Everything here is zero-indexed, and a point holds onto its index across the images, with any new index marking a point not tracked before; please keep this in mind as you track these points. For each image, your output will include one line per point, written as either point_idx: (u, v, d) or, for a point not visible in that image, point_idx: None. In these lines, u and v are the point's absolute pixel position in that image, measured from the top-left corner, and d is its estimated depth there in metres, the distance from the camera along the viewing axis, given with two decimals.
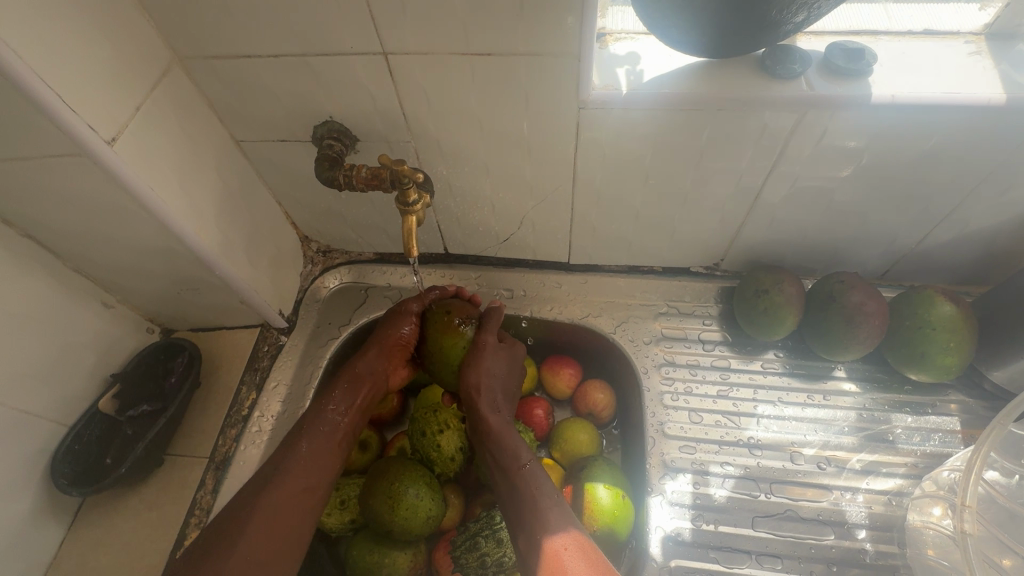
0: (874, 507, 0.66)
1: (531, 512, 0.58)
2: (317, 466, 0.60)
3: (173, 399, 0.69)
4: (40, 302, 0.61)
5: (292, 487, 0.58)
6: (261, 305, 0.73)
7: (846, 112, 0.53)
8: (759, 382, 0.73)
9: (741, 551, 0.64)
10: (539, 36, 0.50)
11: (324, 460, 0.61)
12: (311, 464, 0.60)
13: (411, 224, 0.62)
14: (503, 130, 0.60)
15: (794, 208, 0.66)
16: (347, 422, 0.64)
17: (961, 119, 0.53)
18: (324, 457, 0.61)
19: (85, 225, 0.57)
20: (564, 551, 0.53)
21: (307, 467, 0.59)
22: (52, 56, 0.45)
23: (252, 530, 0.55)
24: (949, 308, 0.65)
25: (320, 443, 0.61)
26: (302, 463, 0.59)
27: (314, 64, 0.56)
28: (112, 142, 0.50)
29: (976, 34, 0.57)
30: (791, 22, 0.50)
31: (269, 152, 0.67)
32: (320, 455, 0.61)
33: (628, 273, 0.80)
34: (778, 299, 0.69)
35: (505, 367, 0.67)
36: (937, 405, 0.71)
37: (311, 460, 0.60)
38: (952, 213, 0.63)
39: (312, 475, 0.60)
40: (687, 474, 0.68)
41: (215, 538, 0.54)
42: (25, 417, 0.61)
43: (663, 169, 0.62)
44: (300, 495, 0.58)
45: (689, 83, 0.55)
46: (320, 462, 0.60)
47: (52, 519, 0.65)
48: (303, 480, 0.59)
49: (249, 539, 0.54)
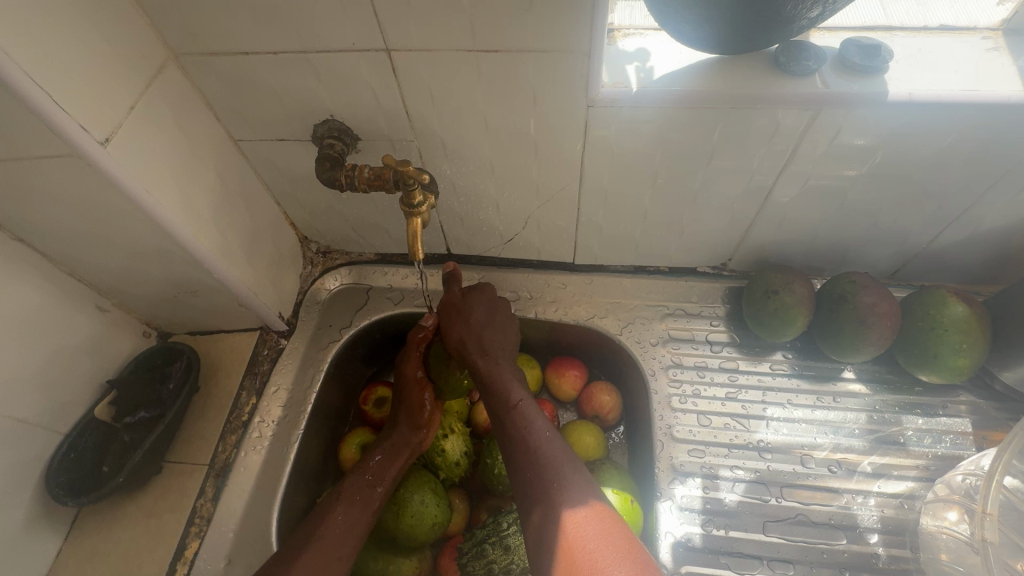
0: (886, 510, 0.65)
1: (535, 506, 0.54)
2: (350, 534, 0.58)
3: (171, 404, 0.68)
4: (34, 307, 0.60)
5: (329, 550, 0.56)
6: (260, 308, 0.71)
7: (861, 109, 0.52)
8: (768, 384, 0.72)
9: (752, 556, 0.63)
10: (549, 31, 0.49)
11: (358, 527, 0.58)
12: (347, 532, 0.58)
13: (417, 226, 0.61)
14: (510, 129, 0.59)
15: (805, 208, 0.65)
16: (383, 490, 0.62)
17: (980, 117, 0.51)
18: (357, 523, 0.59)
19: (79, 228, 0.56)
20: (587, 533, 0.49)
21: (342, 535, 0.57)
22: (42, 55, 0.43)
23: None
24: (962, 309, 0.64)
25: (355, 509, 0.59)
26: (337, 529, 0.58)
27: (315, 61, 0.54)
28: (106, 143, 0.49)
29: (992, 29, 0.55)
30: (806, 16, 0.49)
31: (268, 152, 0.66)
32: (355, 523, 0.59)
33: (634, 273, 0.79)
34: (788, 300, 0.68)
35: (473, 338, 0.63)
36: (948, 407, 0.70)
37: (343, 530, 0.58)
38: (966, 212, 0.62)
39: (346, 542, 0.57)
40: (697, 478, 0.67)
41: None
42: (19, 425, 0.59)
43: (672, 168, 0.61)
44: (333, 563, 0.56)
45: (702, 81, 0.53)
46: (354, 528, 0.58)
47: (48, 529, 0.63)
48: (337, 550, 0.56)
49: None
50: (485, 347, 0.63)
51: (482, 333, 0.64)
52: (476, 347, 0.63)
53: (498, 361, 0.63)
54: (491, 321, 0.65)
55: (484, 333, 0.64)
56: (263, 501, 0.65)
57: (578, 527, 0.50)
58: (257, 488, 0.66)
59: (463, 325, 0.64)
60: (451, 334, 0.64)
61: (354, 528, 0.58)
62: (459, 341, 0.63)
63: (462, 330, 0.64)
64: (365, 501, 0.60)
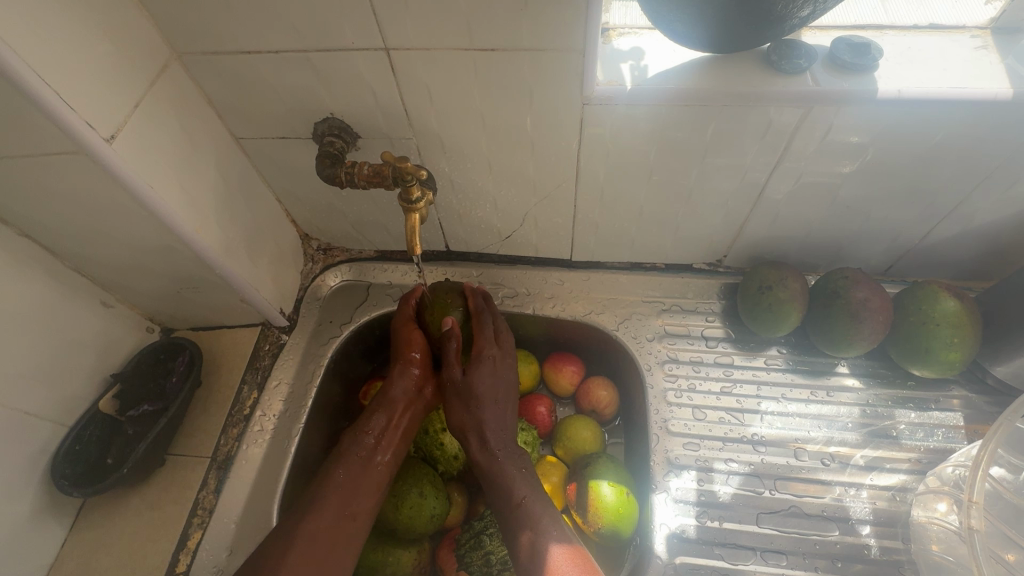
0: (878, 503, 0.66)
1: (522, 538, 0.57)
2: (357, 492, 0.60)
3: (173, 398, 0.69)
4: (39, 301, 0.61)
5: (333, 513, 0.58)
6: (262, 304, 0.73)
7: (851, 107, 0.53)
8: (762, 379, 0.73)
9: (746, 547, 0.64)
10: (544, 30, 0.50)
11: (362, 485, 0.61)
12: (352, 489, 0.60)
13: (415, 222, 0.62)
14: (507, 127, 0.60)
15: (798, 204, 0.65)
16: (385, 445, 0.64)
17: (969, 114, 0.52)
18: (361, 481, 0.61)
19: (84, 224, 0.57)
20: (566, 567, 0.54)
21: (353, 489, 0.60)
22: (50, 55, 0.44)
23: (296, 551, 0.55)
24: (953, 304, 0.65)
25: (356, 469, 0.61)
26: (345, 484, 0.60)
27: (315, 59, 0.55)
28: (111, 140, 0.50)
29: (981, 28, 0.56)
30: (796, 16, 0.50)
31: (270, 149, 0.67)
32: (360, 484, 0.61)
33: (631, 270, 0.80)
34: (782, 295, 0.69)
35: (490, 386, 0.64)
36: (940, 401, 0.71)
37: (351, 484, 0.60)
38: (956, 209, 0.63)
39: (353, 501, 0.59)
40: (691, 471, 0.68)
41: (265, 555, 0.55)
42: (25, 418, 0.61)
43: (667, 165, 0.62)
44: (340, 523, 0.58)
45: (695, 79, 0.54)
46: (364, 482, 0.61)
47: (53, 520, 0.64)
48: (347, 501, 0.59)
49: (293, 557, 0.54)
50: (495, 399, 0.64)
51: (493, 380, 0.64)
52: (490, 397, 0.64)
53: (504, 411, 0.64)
54: (502, 366, 0.66)
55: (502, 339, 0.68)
56: (264, 493, 0.67)
57: (558, 560, 0.54)
58: (259, 480, 0.67)
59: (486, 371, 0.64)
60: (470, 382, 0.64)
61: (364, 482, 0.61)
62: (481, 386, 0.63)
63: (485, 377, 0.64)
64: (370, 459, 0.62)
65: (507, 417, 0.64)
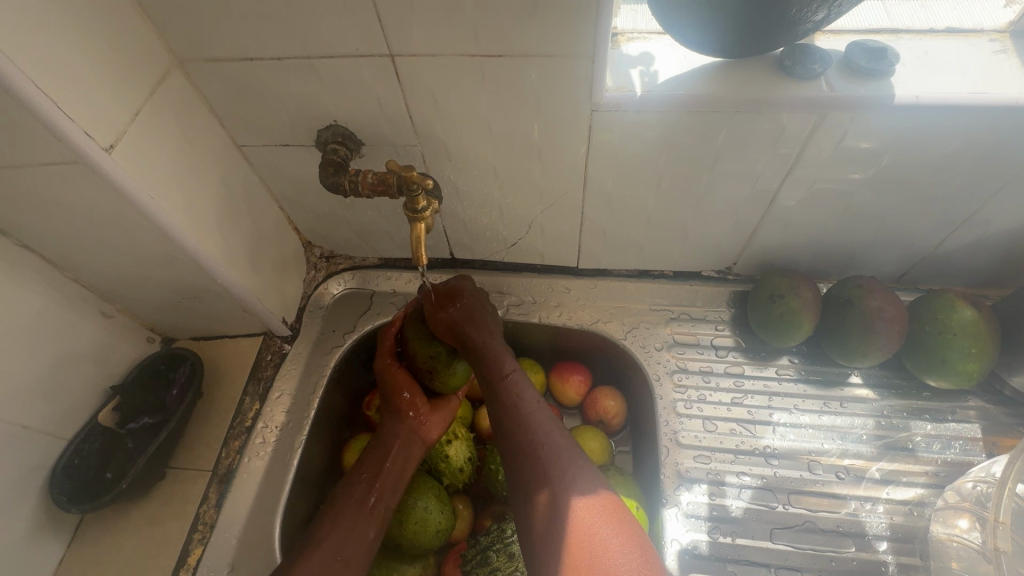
0: (895, 517, 0.64)
1: (537, 493, 0.52)
2: (349, 537, 0.56)
3: (174, 411, 0.68)
4: (38, 312, 0.60)
5: (329, 559, 0.54)
6: (264, 314, 0.71)
7: (867, 113, 0.52)
8: (774, 389, 0.72)
9: (759, 564, 0.62)
10: (552, 36, 0.49)
11: (356, 530, 0.57)
12: (344, 535, 0.56)
13: (420, 232, 0.60)
14: (514, 134, 0.58)
15: (810, 212, 0.64)
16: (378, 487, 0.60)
17: (989, 120, 0.51)
18: (354, 525, 0.57)
19: (83, 234, 0.56)
20: (595, 519, 0.48)
21: (344, 533, 0.56)
22: (47, 63, 0.43)
23: None
24: (970, 313, 0.63)
25: (347, 514, 0.58)
26: (337, 532, 0.56)
27: (319, 66, 0.54)
28: (111, 149, 0.49)
29: (1000, 31, 0.55)
30: (811, 20, 0.48)
31: (272, 157, 0.66)
32: (354, 529, 0.57)
33: (639, 278, 0.78)
34: (794, 305, 0.67)
35: (470, 299, 0.62)
36: (957, 412, 0.69)
37: (342, 530, 0.56)
38: (973, 216, 0.62)
39: (345, 545, 0.56)
40: (702, 484, 0.67)
41: None
42: (22, 431, 0.59)
43: (677, 172, 0.61)
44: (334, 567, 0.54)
45: (706, 85, 0.53)
46: (355, 528, 0.57)
47: (52, 536, 0.63)
48: (338, 550, 0.55)
49: None
50: (474, 316, 0.61)
51: (473, 298, 0.62)
52: (471, 305, 0.61)
53: (487, 320, 0.62)
54: (481, 293, 0.65)
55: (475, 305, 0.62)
56: (266, 507, 0.65)
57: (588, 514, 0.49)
58: (260, 495, 0.66)
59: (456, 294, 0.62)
60: (448, 298, 0.61)
61: (356, 527, 0.57)
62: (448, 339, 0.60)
63: (464, 293, 0.62)
64: (363, 501, 0.59)
65: (491, 327, 0.63)
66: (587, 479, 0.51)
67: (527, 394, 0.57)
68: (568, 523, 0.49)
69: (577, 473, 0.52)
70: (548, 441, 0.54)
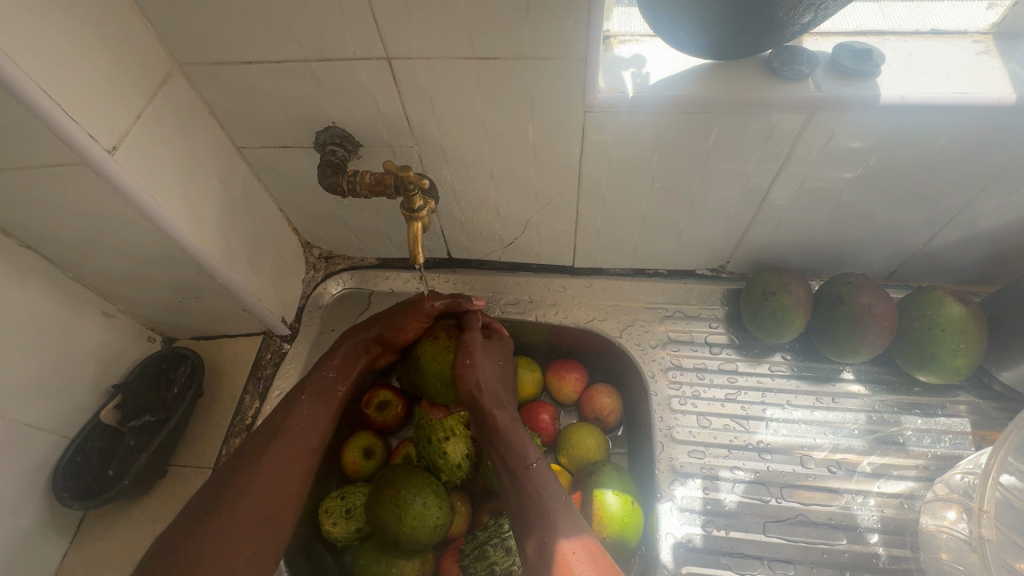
0: (886, 510, 0.65)
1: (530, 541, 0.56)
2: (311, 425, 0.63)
3: (175, 409, 0.68)
4: (41, 312, 0.61)
5: (296, 446, 0.62)
6: (263, 314, 0.72)
7: (854, 113, 0.53)
8: (767, 385, 0.73)
9: (753, 557, 0.63)
10: (545, 38, 0.50)
11: (317, 425, 0.64)
12: (307, 426, 0.63)
13: (417, 231, 0.61)
14: (508, 134, 0.60)
15: (801, 210, 0.65)
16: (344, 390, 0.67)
17: (972, 119, 0.52)
18: (319, 417, 0.64)
19: (86, 235, 0.57)
20: (572, 560, 0.52)
21: (308, 428, 0.63)
22: (52, 69, 0.44)
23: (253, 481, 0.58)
24: (958, 309, 0.64)
25: (320, 409, 0.65)
26: (303, 423, 0.63)
27: (317, 69, 0.55)
28: (113, 151, 0.50)
29: (983, 33, 0.56)
30: (798, 23, 0.50)
31: (272, 159, 0.67)
32: (316, 418, 0.64)
33: (633, 276, 0.79)
34: (785, 301, 0.69)
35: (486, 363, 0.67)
36: (947, 407, 0.70)
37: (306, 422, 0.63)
38: (960, 214, 0.63)
39: (306, 434, 0.63)
40: (697, 479, 0.68)
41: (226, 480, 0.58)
42: (26, 430, 0.60)
43: (669, 171, 0.62)
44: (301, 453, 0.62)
45: (696, 86, 0.54)
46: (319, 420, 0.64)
47: (55, 533, 0.64)
48: (304, 441, 0.62)
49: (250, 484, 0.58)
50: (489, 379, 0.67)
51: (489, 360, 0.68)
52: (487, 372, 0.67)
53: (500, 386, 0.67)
54: (495, 349, 0.69)
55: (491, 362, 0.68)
56: None
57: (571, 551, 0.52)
58: None
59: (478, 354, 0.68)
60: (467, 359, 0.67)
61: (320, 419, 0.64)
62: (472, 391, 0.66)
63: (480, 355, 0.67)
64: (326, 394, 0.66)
65: (503, 391, 0.67)
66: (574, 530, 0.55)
67: (548, 479, 0.59)
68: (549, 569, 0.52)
69: (562, 521, 0.55)
70: (551, 506, 0.57)
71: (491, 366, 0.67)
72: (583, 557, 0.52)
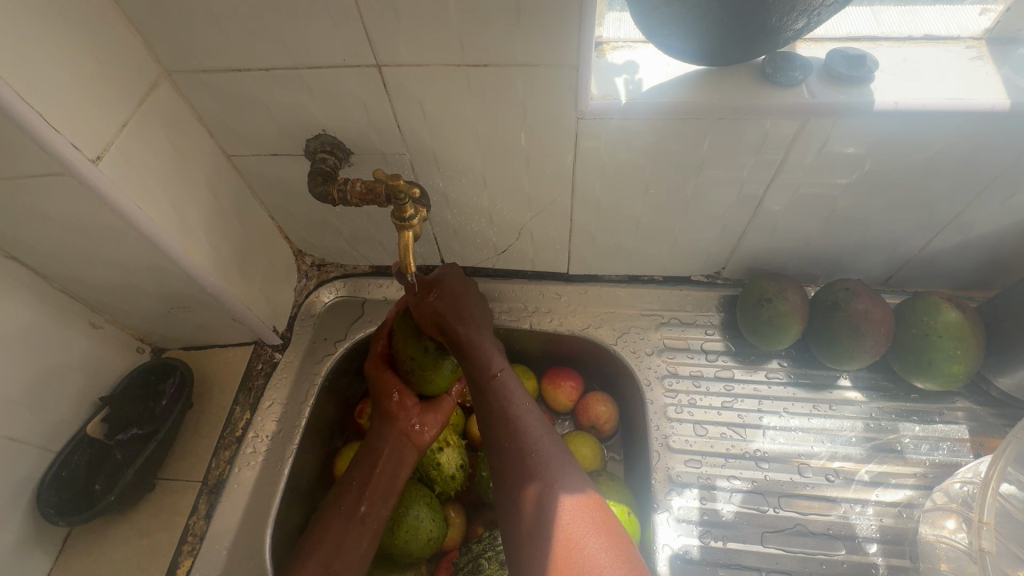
0: (885, 520, 0.64)
1: (525, 483, 0.53)
2: (341, 549, 0.56)
3: (164, 421, 0.67)
4: (26, 324, 0.60)
5: (321, 570, 0.55)
6: (254, 324, 0.71)
7: (847, 119, 0.52)
8: (764, 393, 0.72)
9: (751, 568, 0.62)
10: (537, 45, 0.49)
11: (346, 541, 0.57)
12: (334, 551, 0.56)
13: (408, 240, 0.60)
14: (500, 141, 0.59)
15: (796, 216, 0.65)
16: (369, 499, 0.60)
17: (970, 124, 0.52)
18: (347, 538, 0.57)
19: (71, 246, 0.56)
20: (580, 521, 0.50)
21: (334, 552, 0.56)
22: (33, 79, 0.43)
23: None
24: (955, 314, 0.64)
25: (336, 528, 0.58)
26: (327, 547, 0.57)
27: (307, 76, 0.54)
28: (97, 161, 0.49)
29: (976, 39, 0.56)
30: (791, 29, 0.49)
31: (261, 167, 0.66)
32: (344, 541, 0.57)
33: (628, 283, 0.79)
34: (782, 308, 0.68)
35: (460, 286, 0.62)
36: (944, 413, 0.70)
37: (333, 544, 0.57)
38: (956, 219, 0.62)
39: (337, 558, 0.56)
40: (693, 489, 0.67)
41: None
42: (10, 444, 0.59)
43: (663, 178, 0.61)
44: None
45: (689, 93, 0.54)
46: (346, 538, 0.57)
47: (39, 549, 0.62)
48: (333, 561, 0.56)
49: None
50: (460, 303, 0.60)
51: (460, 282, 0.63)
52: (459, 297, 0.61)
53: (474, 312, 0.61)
54: (462, 269, 0.65)
55: (458, 293, 0.61)
56: (257, 518, 0.65)
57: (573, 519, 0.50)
58: (250, 505, 0.66)
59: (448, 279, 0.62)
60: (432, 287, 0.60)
61: (347, 535, 0.57)
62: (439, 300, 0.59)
63: (452, 277, 0.63)
64: (354, 512, 0.59)
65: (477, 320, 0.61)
66: (572, 478, 0.53)
67: (514, 392, 0.58)
68: (548, 528, 0.50)
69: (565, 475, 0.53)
70: (537, 441, 0.55)
71: (462, 294, 0.61)
72: (588, 523, 0.50)
